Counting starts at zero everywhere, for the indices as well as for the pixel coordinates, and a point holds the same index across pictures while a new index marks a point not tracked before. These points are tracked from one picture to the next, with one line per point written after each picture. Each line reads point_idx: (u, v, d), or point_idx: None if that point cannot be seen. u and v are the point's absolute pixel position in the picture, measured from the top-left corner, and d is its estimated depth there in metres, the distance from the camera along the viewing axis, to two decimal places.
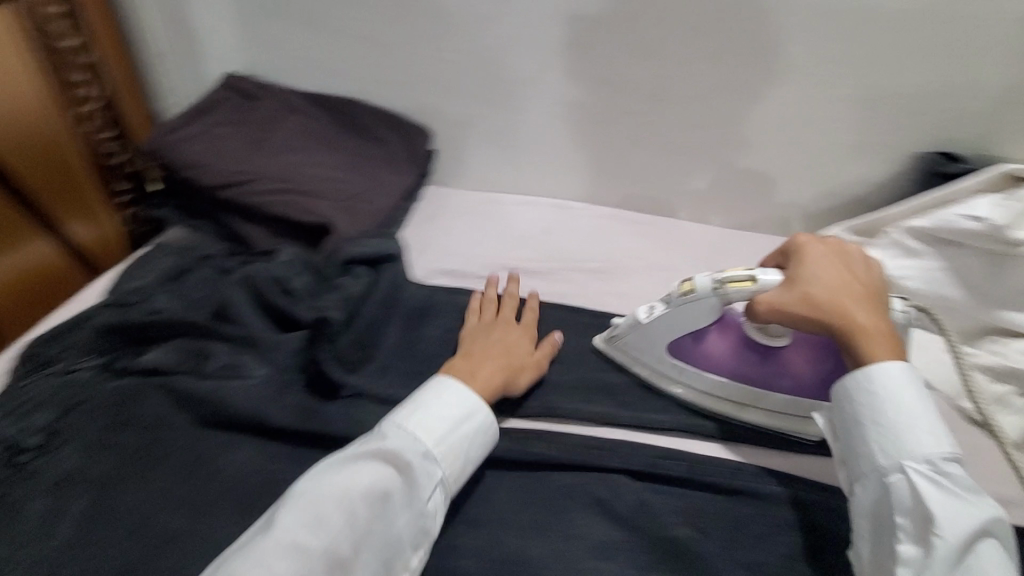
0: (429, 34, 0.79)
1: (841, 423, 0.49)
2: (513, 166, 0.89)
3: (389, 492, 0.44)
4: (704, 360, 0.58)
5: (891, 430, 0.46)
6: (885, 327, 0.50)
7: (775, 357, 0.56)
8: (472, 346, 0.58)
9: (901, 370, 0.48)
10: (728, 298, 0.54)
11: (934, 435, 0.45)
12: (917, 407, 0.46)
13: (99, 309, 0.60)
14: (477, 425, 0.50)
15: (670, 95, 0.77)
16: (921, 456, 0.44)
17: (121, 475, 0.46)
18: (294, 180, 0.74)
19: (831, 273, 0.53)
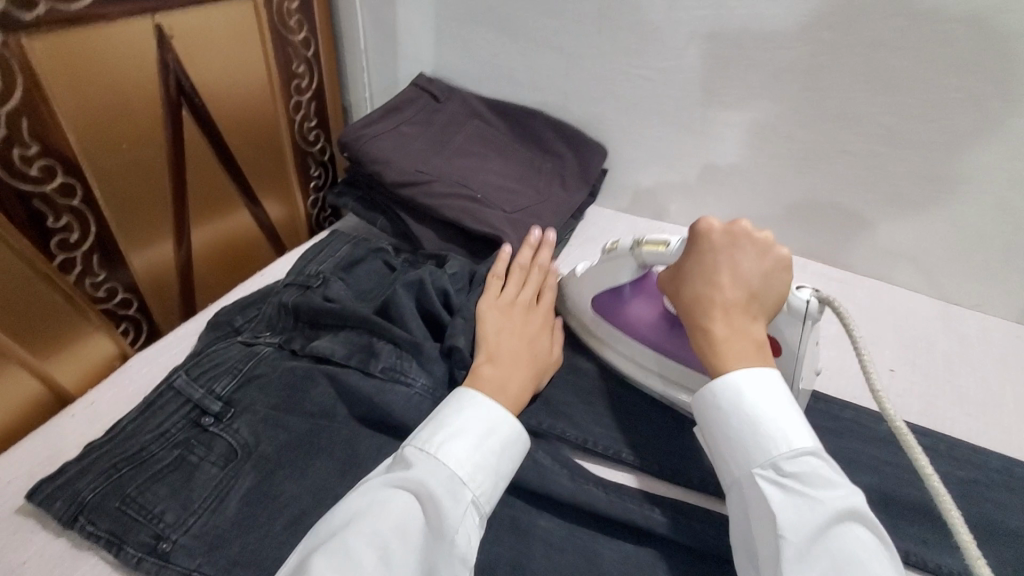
0: (628, 50, 0.74)
1: (705, 436, 0.43)
2: (689, 197, 0.83)
3: (411, 525, 0.38)
4: (624, 322, 0.57)
5: (733, 438, 0.41)
6: (747, 341, 0.44)
7: (688, 329, 0.55)
8: (500, 340, 0.54)
9: (763, 375, 0.41)
10: (643, 261, 0.52)
11: (780, 435, 0.39)
12: (761, 408, 0.40)
13: (282, 286, 0.63)
14: (503, 440, 0.44)
15: (900, 140, 0.67)
16: (766, 459, 0.39)
17: (284, 461, 0.47)
18: (469, 186, 0.73)
19: (718, 275, 0.46)
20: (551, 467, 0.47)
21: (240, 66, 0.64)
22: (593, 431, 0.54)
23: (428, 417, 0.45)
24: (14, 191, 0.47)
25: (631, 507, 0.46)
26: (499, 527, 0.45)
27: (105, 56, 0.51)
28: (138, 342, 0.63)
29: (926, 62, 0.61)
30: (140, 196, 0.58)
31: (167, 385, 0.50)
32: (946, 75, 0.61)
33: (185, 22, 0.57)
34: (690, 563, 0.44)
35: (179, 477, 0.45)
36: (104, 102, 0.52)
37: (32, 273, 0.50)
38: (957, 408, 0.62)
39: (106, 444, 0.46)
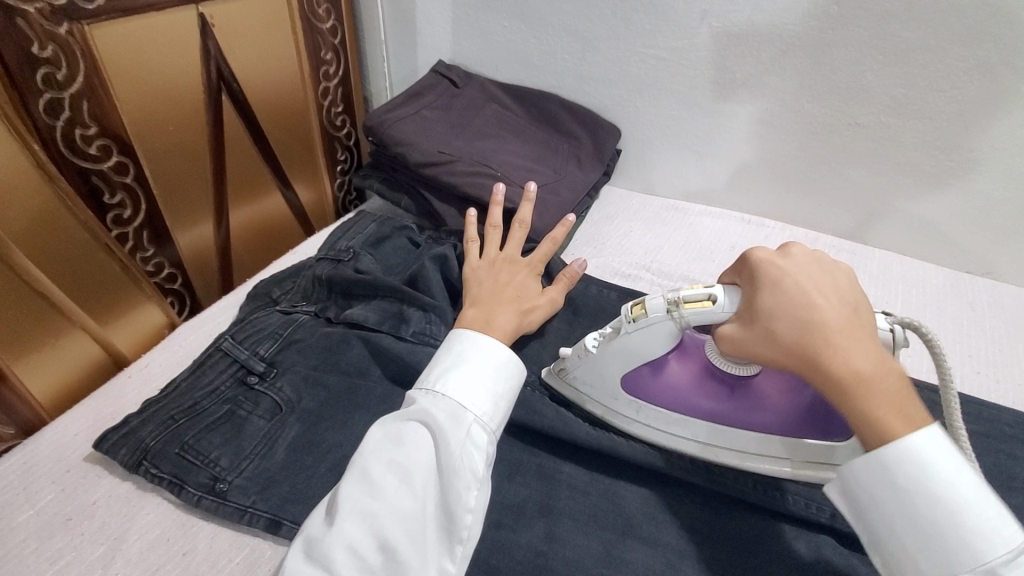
0: (640, 31, 0.77)
1: (868, 515, 0.37)
2: (702, 174, 0.85)
3: (425, 448, 0.43)
4: (670, 397, 0.49)
5: (922, 533, 0.35)
6: (891, 376, 0.37)
7: (747, 391, 0.47)
8: (483, 290, 0.58)
9: (938, 442, 0.35)
10: (685, 324, 0.45)
11: (981, 526, 0.33)
12: (954, 491, 0.34)
13: (314, 261, 0.66)
14: (494, 369, 0.48)
15: (908, 111, 0.68)
16: (980, 567, 0.33)
17: (325, 414, 0.51)
18: (489, 165, 0.76)
19: (819, 306, 0.39)
20: (574, 419, 0.51)
21: (273, 53, 0.68)
22: None
23: (429, 362, 0.49)
24: (76, 168, 0.51)
25: (651, 452, 0.49)
26: (526, 473, 0.48)
27: (155, 44, 0.55)
28: (182, 315, 0.67)
29: (935, 33, 0.63)
30: (184, 176, 0.62)
31: (215, 348, 0.54)
32: (954, 45, 0.63)
33: (224, 12, 0.61)
34: (707, 504, 0.47)
35: (230, 427, 0.49)
36: (154, 87, 0.56)
37: (95, 245, 0.55)
38: (968, 366, 0.64)
39: (163, 399, 0.50)
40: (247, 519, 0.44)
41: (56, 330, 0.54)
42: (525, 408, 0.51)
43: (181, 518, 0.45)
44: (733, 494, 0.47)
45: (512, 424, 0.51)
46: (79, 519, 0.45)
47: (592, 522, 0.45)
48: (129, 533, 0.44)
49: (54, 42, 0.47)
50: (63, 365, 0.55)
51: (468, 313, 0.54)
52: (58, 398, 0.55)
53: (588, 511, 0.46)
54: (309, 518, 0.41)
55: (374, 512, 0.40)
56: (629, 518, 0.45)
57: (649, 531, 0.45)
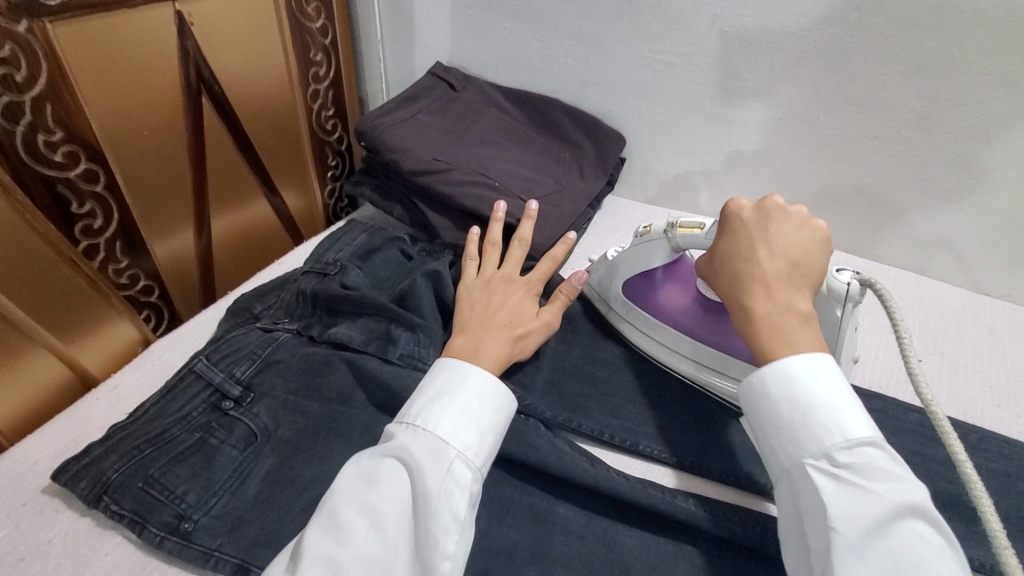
0: (646, 35, 0.73)
1: (751, 423, 0.42)
2: (710, 185, 0.82)
3: (402, 488, 0.39)
4: (654, 305, 0.58)
5: (782, 428, 0.39)
6: (791, 315, 0.42)
7: (724, 317, 0.55)
8: (474, 313, 0.55)
9: (814, 360, 0.40)
10: (675, 244, 0.53)
11: (832, 423, 0.37)
12: (816, 397, 0.38)
13: (299, 274, 0.63)
14: (479, 398, 0.45)
15: (929, 124, 0.65)
16: (818, 449, 0.37)
17: (303, 445, 0.47)
18: (486, 174, 0.72)
19: (754, 252, 0.45)
20: (570, 454, 0.47)
21: (258, 55, 0.65)
22: (611, 420, 0.53)
23: (412, 393, 0.46)
24: (39, 177, 0.48)
25: (653, 493, 0.45)
26: (517, 514, 0.45)
27: (126, 44, 0.52)
28: (159, 329, 0.64)
29: (961, 42, 0.59)
30: (160, 184, 0.58)
31: (188, 370, 0.51)
32: (980, 56, 0.59)
33: (204, 10, 0.58)
34: (712, 552, 0.43)
35: (200, 459, 0.45)
36: (126, 89, 0.53)
37: (59, 257, 0.51)
38: (990, 399, 0.60)
39: (129, 426, 0.47)
40: (212, 564, 0.40)
41: (19, 348, 0.50)
42: (518, 442, 0.47)
43: (142, 560, 0.42)
44: (742, 542, 0.43)
45: (504, 458, 0.48)
46: (32, 559, 0.41)
47: (587, 572, 0.41)
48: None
49: (11, 40, 0.44)
50: (27, 384, 0.51)
51: (455, 340, 0.51)
52: (20, 419, 0.52)
53: (583, 559, 0.42)
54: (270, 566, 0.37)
55: (340, 561, 0.36)
56: (628, 568, 0.42)
57: None
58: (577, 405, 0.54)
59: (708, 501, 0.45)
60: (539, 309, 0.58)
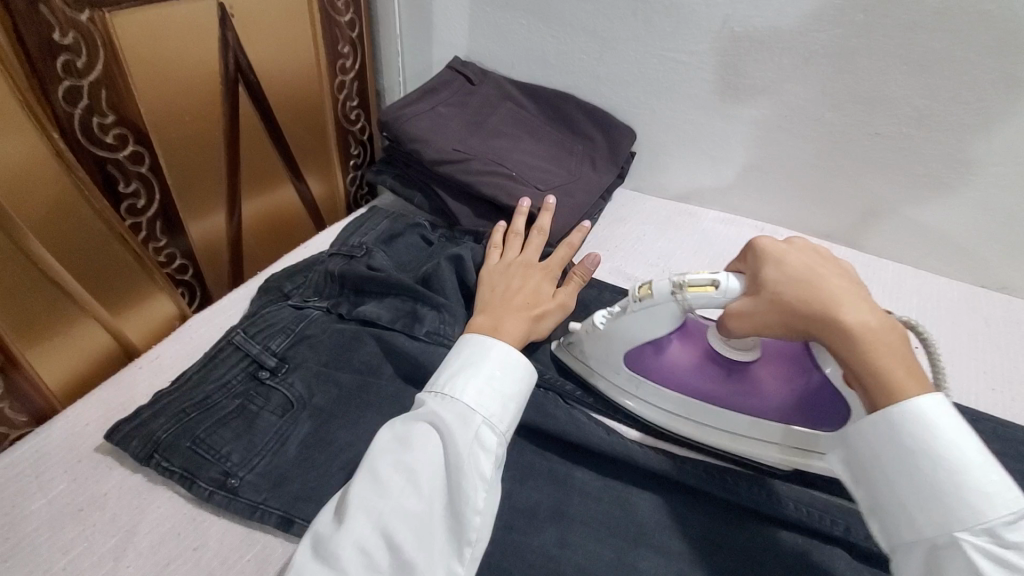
0: (659, 33, 0.76)
1: (878, 474, 0.40)
2: (717, 179, 0.85)
3: (434, 447, 0.43)
4: (669, 374, 0.52)
5: (924, 492, 0.37)
6: (892, 332, 0.41)
7: (744, 374, 0.51)
8: (494, 296, 0.58)
9: (945, 412, 0.38)
10: (686, 307, 0.49)
11: (989, 493, 0.35)
12: (964, 461, 0.36)
13: (327, 256, 0.66)
14: (501, 367, 0.48)
15: (928, 122, 0.68)
16: (978, 524, 0.35)
17: (337, 412, 0.50)
18: (503, 164, 0.75)
19: (822, 275, 0.44)
20: (587, 425, 0.51)
21: (291, 47, 0.68)
22: (623, 396, 0.57)
23: (439, 364, 0.49)
24: (92, 157, 0.51)
25: (665, 460, 0.48)
26: (538, 477, 0.48)
27: (173, 34, 0.55)
28: (193, 306, 0.67)
29: (960, 43, 0.62)
30: (198, 167, 0.61)
31: (226, 342, 0.54)
32: (978, 56, 0.62)
33: (243, 3, 0.61)
34: (721, 515, 0.46)
35: (241, 422, 0.49)
36: (172, 76, 0.56)
37: (109, 233, 0.54)
38: (983, 383, 0.64)
39: (175, 391, 0.50)
40: (258, 516, 0.44)
41: (69, 317, 0.53)
42: (539, 412, 0.51)
43: (192, 513, 0.45)
44: (749, 506, 0.46)
45: (526, 427, 0.51)
46: (91, 510, 0.45)
47: (604, 530, 0.45)
48: (141, 525, 0.44)
49: (75, 29, 0.47)
50: (76, 353, 0.55)
51: (476, 318, 0.54)
52: (70, 387, 0.55)
53: (600, 518, 0.45)
54: (319, 513, 0.41)
55: (382, 509, 0.40)
56: (643, 526, 0.45)
57: (663, 540, 0.44)
58: (593, 383, 0.57)
59: (717, 468, 0.48)
60: (556, 291, 0.61)
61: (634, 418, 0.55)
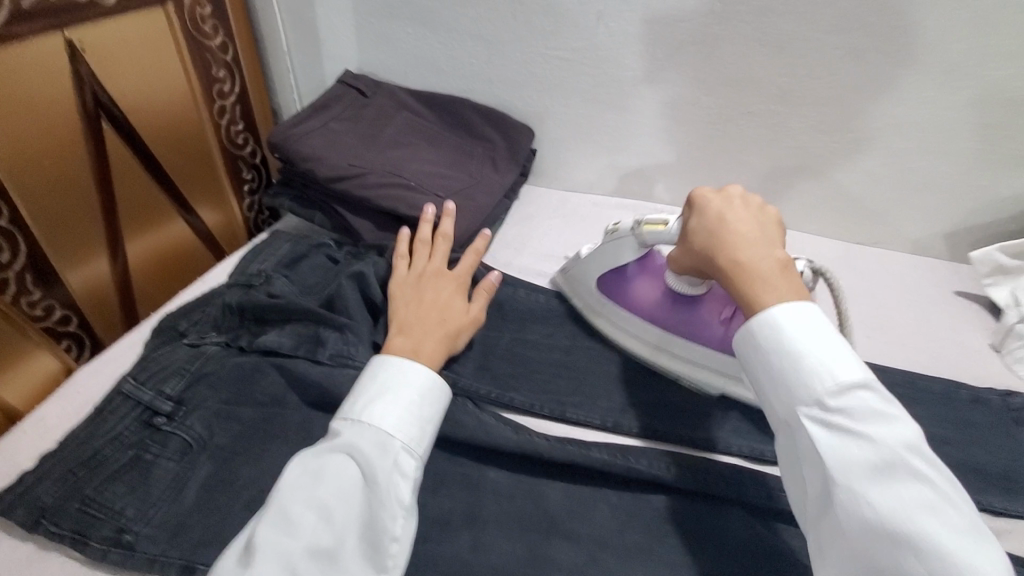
0: (540, 33, 0.78)
1: (750, 375, 0.44)
2: (615, 168, 0.87)
3: (348, 473, 0.42)
4: (629, 300, 0.60)
5: (779, 385, 0.42)
6: (771, 262, 0.45)
7: (692, 307, 0.58)
8: (410, 315, 0.57)
9: (800, 311, 0.42)
10: (643, 240, 0.56)
11: (823, 371, 0.40)
12: (807, 350, 0.41)
13: (224, 287, 0.63)
14: (412, 382, 0.48)
15: (794, 98, 0.72)
16: (811, 400, 0.39)
17: (239, 448, 0.49)
18: (401, 174, 0.75)
19: (727, 219, 0.48)
20: (496, 427, 0.51)
21: (157, 76, 0.65)
22: (533, 391, 0.58)
23: (353, 387, 0.48)
24: None
25: (572, 450, 0.49)
26: (451, 484, 0.49)
27: (12, 76, 0.52)
28: (83, 357, 0.64)
29: (808, 24, 0.67)
30: (66, 212, 0.58)
31: (115, 391, 0.51)
32: (824, 34, 0.67)
33: (97, 35, 0.58)
34: (627, 493, 0.48)
35: (136, 474, 0.47)
36: (17, 119, 0.53)
37: None
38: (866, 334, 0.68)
39: (59, 451, 0.47)
40: (158, 569, 0.43)
41: None
42: (447, 421, 0.51)
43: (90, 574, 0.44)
44: (649, 480, 0.48)
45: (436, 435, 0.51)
46: None
47: (514, 527, 0.46)
48: None
49: None
50: None
51: (394, 341, 0.53)
52: None
53: (511, 516, 0.46)
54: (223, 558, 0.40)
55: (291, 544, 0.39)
56: (554, 516, 0.46)
57: (573, 525, 0.46)
58: (507, 384, 0.58)
59: (620, 449, 0.50)
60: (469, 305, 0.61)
61: (548, 413, 0.56)
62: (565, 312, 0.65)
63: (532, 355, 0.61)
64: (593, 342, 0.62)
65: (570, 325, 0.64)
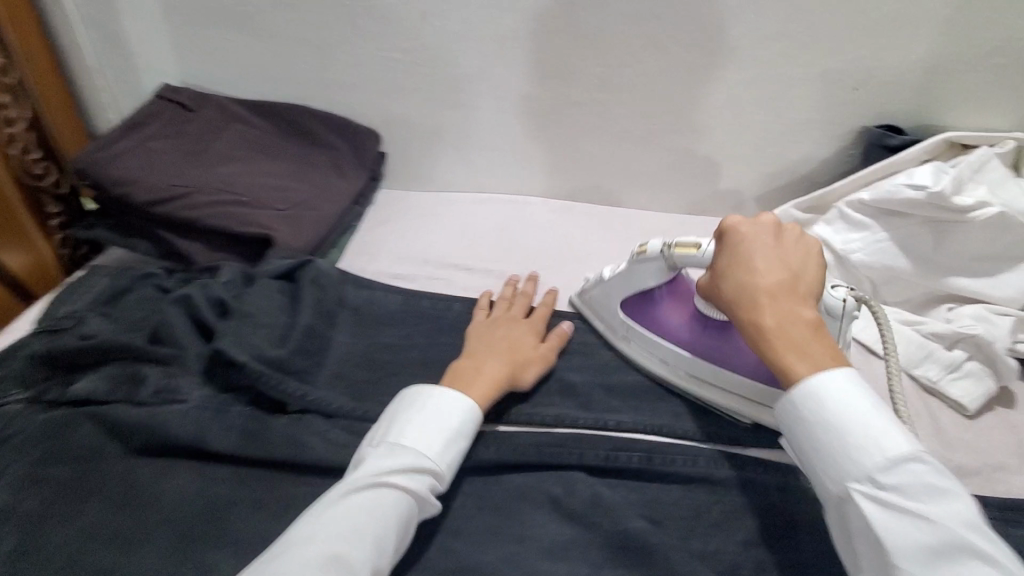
0: (368, 34, 0.77)
1: (788, 440, 0.45)
2: (467, 164, 0.88)
3: (380, 505, 0.40)
4: (656, 325, 0.57)
5: (817, 451, 0.42)
6: (801, 325, 0.44)
7: (725, 332, 0.54)
8: (475, 345, 0.55)
9: (834, 375, 0.42)
10: (675, 263, 0.53)
11: (865, 440, 0.40)
12: (834, 414, 0.41)
13: (30, 336, 0.57)
14: (454, 417, 0.46)
15: (616, 84, 0.77)
16: (859, 474, 0.40)
17: (48, 512, 0.44)
18: (232, 189, 0.71)
19: (754, 269, 0.47)
20: (345, 442, 0.49)
21: None
22: (390, 395, 0.54)
23: (420, 411, 0.46)
24: None
25: None
26: (296, 505, 0.46)
27: None
28: None
29: (615, 14, 0.71)
30: None
31: None
32: (630, 24, 0.72)
33: None
34: (478, 480, 0.48)
35: None
36: None
37: None
38: None
39: None
40: None
41: None
42: (292, 445, 0.48)
43: None
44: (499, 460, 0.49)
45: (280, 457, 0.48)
46: None
47: None
48: None
49: None
50: None
51: (459, 364, 0.52)
52: None
53: None
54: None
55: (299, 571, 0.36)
56: None
57: (425, 524, 0.46)
58: (361, 393, 0.54)
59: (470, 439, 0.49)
60: (539, 344, 0.57)
61: None
62: (421, 309, 0.64)
63: (389, 356, 0.58)
64: (451, 336, 0.60)
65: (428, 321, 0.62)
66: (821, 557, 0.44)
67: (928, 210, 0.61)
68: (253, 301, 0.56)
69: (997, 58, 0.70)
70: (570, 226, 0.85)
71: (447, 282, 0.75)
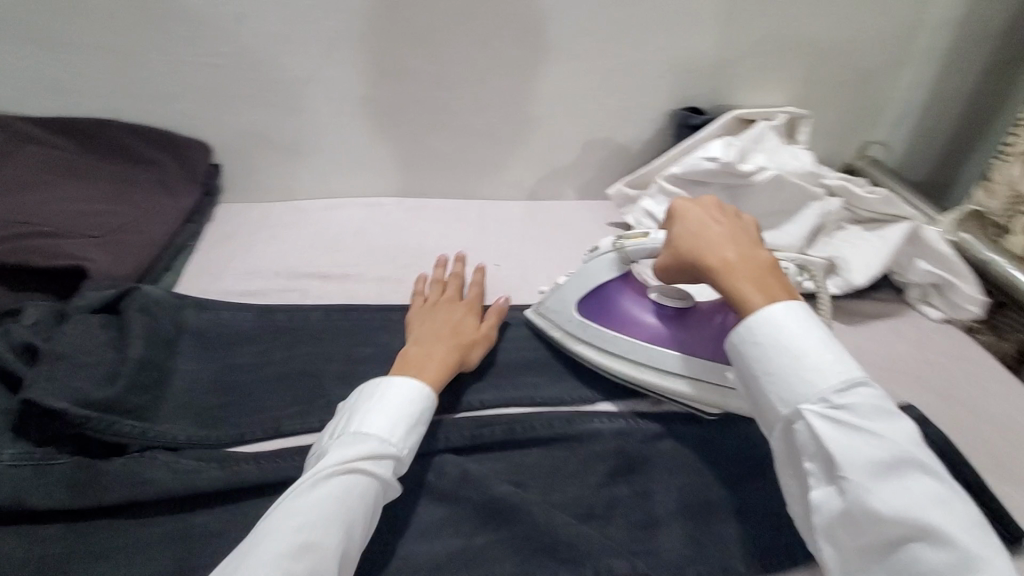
0: (181, 38, 0.72)
1: (740, 370, 0.46)
2: (312, 171, 0.86)
3: (353, 501, 0.41)
4: (619, 321, 0.59)
5: (773, 375, 0.44)
6: (760, 266, 0.48)
7: (685, 318, 0.58)
8: (421, 328, 0.59)
9: (789, 307, 0.45)
10: (627, 255, 0.57)
11: (824, 364, 0.42)
12: (793, 341, 0.43)
13: None
14: (415, 406, 0.48)
15: (449, 82, 0.79)
16: (815, 395, 0.41)
17: None
18: (30, 221, 0.64)
19: (707, 225, 0.51)
20: (198, 469, 0.48)
21: None
22: (245, 416, 0.53)
23: (379, 403, 0.47)
24: None
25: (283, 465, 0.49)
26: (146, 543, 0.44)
27: None
28: None
29: (439, 13, 0.73)
30: None
31: None
32: (457, 22, 0.74)
33: None
34: None
35: None
36: None
37: None
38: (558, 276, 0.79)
39: None
40: None
41: None
42: (133, 484, 0.45)
43: None
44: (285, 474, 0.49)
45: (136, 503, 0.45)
46: None
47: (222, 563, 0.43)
48: None
49: None
50: None
51: (407, 350, 0.55)
52: None
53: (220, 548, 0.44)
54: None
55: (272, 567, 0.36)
56: None
57: None
58: (214, 420, 0.53)
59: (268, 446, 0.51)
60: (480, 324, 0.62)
61: (263, 434, 0.52)
62: (202, 334, 0.60)
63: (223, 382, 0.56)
64: (308, 349, 0.61)
65: (245, 340, 0.61)
66: (659, 483, 0.51)
67: (725, 177, 0.73)
68: (68, 340, 0.51)
69: (766, 45, 0.83)
70: (404, 222, 0.85)
71: (303, 292, 0.72)
